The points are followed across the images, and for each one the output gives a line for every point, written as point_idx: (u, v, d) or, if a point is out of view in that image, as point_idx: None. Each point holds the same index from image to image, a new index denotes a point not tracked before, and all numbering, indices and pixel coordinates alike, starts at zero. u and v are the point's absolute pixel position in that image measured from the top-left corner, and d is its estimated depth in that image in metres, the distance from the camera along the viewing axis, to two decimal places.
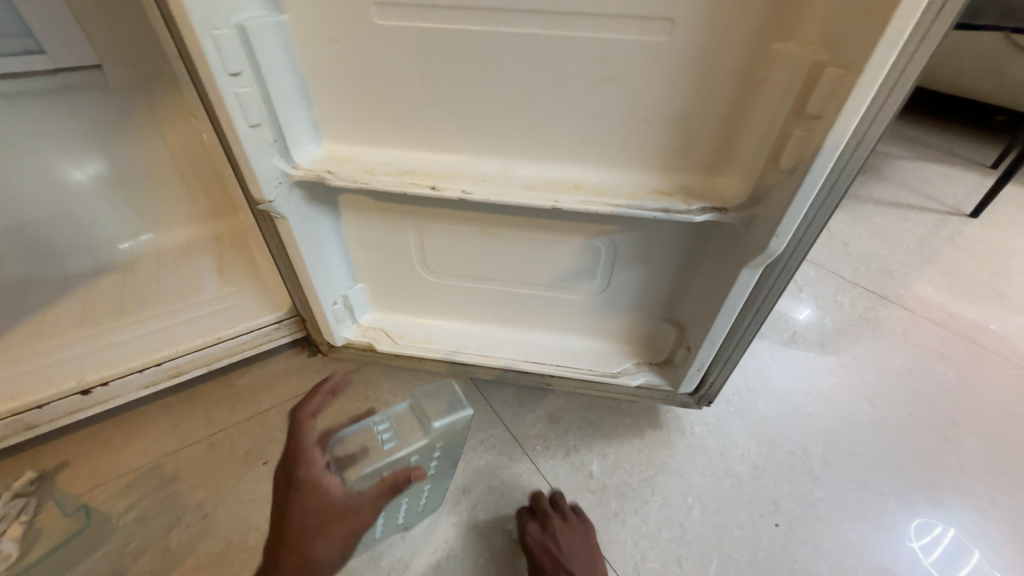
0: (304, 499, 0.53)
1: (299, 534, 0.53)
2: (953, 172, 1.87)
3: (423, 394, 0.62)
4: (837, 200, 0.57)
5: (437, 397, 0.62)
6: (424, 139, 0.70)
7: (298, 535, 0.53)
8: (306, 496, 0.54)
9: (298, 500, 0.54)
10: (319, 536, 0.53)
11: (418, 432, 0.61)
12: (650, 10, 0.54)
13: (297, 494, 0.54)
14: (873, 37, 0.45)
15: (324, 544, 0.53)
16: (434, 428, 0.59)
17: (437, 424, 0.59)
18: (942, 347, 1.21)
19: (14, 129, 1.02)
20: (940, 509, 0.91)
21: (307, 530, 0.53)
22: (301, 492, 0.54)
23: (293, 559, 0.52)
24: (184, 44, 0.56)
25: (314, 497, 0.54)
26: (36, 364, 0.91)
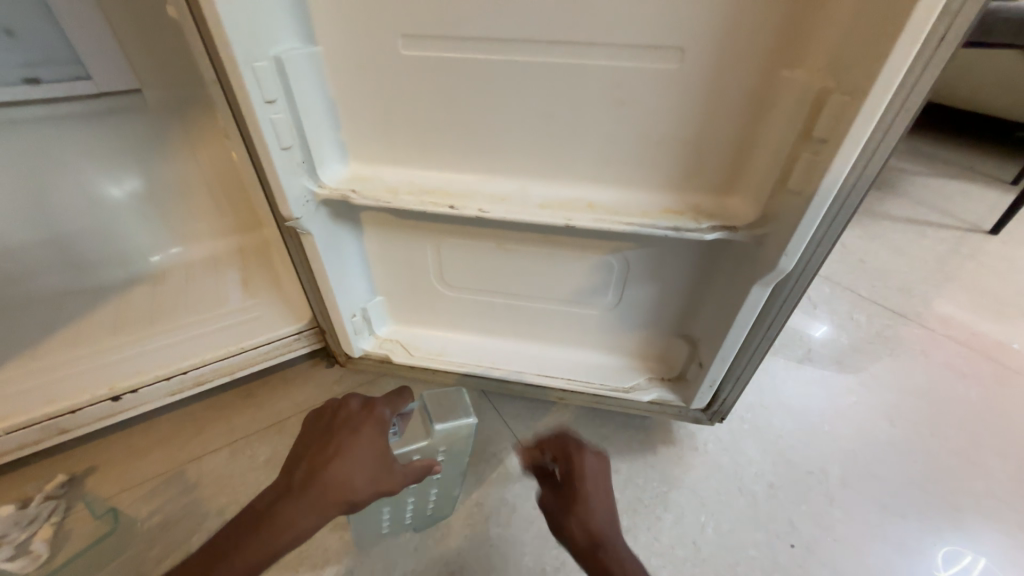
0: (371, 434, 0.58)
1: (352, 459, 0.56)
2: (973, 188, 1.84)
3: (425, 397, 0.64)
4: (846, 219, 0.58)
5: (444, 398, 0.64)
6: (444, 160, 0.73)
7: (354, 458, 0.56)
8: (372, 434, 0.58)
9: (367, 433, 0.58)
10: (364, 475, 0.55)
11: (421, 432, 0.63)
12: (661, 39, 0.57)
13: (368, 427, 0.58)
14: (875, 66, 0.47)
15: (361, 485, 0.55)
16: (437, 430, 0.62)
17: (437, 427, 0.62)
18: (964, 366, 1.18)
19: (60, 148, 1.09)
20: (964, 533, 0.89)
21: (359, 461, 0.56)
22: (370, 427, 0.58)
23: (340, 473, 0.55)
24: (224, 74, 0.61)
25: (376, 437, 0.58)
26: (71, 370, 0.95)
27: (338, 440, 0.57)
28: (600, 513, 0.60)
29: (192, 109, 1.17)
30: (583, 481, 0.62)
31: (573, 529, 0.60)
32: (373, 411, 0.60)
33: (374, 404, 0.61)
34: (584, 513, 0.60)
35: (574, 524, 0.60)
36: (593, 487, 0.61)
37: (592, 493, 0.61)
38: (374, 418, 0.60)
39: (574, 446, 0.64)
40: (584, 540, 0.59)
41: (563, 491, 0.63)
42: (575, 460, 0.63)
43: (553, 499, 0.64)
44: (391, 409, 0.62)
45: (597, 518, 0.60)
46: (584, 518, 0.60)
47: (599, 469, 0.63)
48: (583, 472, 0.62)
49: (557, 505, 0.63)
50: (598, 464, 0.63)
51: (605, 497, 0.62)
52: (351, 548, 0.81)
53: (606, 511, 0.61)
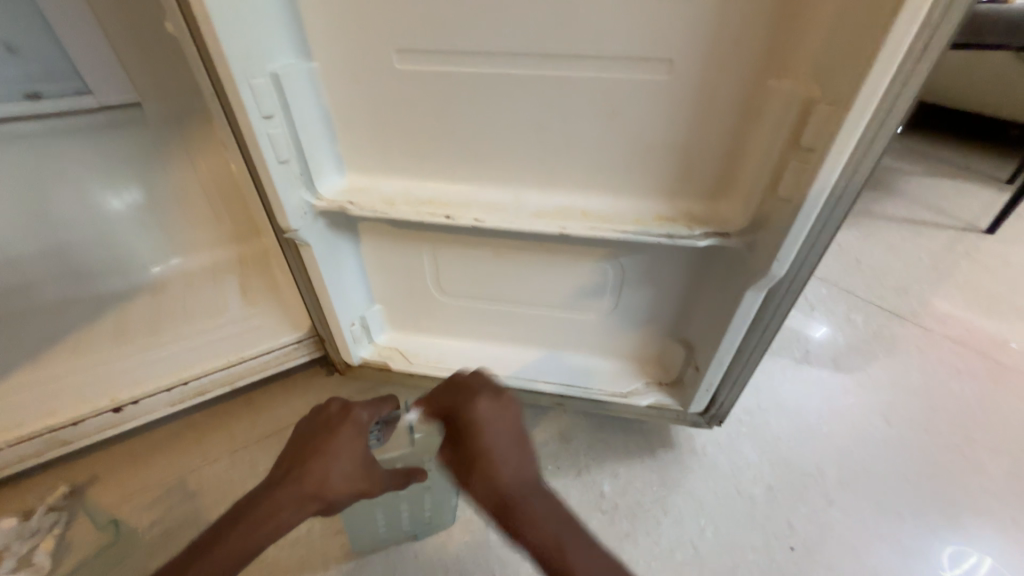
0: (349, 435, 0.61)
1: (331, 457, 0.58)
2: (967, 187, 1.85)
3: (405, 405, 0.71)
4: (835, 225, 0.59)
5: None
6: (439, 169, 0.74)
7: (333, 457, 0.58)
8: (350, 434, 0.61)
9: (345, 434, 0.60)
10: (342, 473, 0.58)
11: (403, 440, 0.74)
12: (650, 51, 0.58)
13: (347, 428, 0.61)
14: (859, 76, 0.48)
15: (338, 485, 0.57)
16: (414, 436, 0.73)
17: (417, 434, 0.73)
18: (961, 365, 1.19)
19: (60, 162, 1.10)
20: (963, 533, 0.89)
21: (338, 461, 0.58)
22: (348, 429, 0.61)
23: (317, 473, 0.57)
24: (222, 89, 0.62)
25: (354, 439, 0.61)
26: (72, 382, 0.96)
27: (318, 439, 0.59)
28: (502, 467, 0.58)
29: (190, 121, 1.18)
30: (479, 438, 0.60)
31: (478, 490, 0.58)
32: (351, 412, 0.63)
33: (353, 406, 0.64)
34: (484, 469, 0.58)
35: (477, 484, 0.58)
36: (491, 442, 0.60)
37: (490, 447, 0.59)
38: (352, 420, 0.62)
39: (469, 403, 0.63)
40: (489, 499, 0.57)
41: (462, 452, 0.61)
42: (471, 416, 0.62)
43: (457, 460, 0.62)
44: (369, 413, 0.64)
45: (498, 470, 0.58)
46: (485, 474, 0.58)
47: (496, 421, 0.61)
48: (478, 427, 0.60)
49: (459, 468, 0.61)
50: (496, 415, 0.62)
51: (506, 449, 0.60)
52: (352, 555, 0.82)
53: (507, 464, 0.59)
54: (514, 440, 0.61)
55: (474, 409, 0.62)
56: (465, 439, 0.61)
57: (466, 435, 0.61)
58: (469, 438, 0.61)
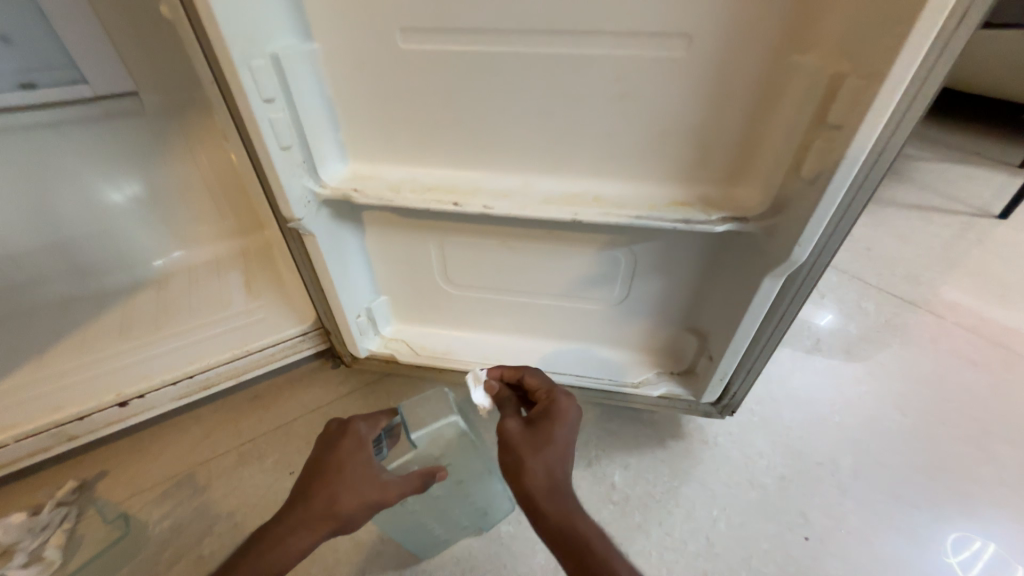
0: (351, 447, 0.60)
1: (336, 475, 0.57)
2: (979, 172, 1.82)
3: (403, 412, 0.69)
4: (860, 207, 0.56)
5: (420, 405, 0.72)
6: (446, 156, 0.72)
7: (337, 474, 0.57)
8: (352, 447, 0.60)
9: (347, 450, 0.59)
10: (349, 488, 0.56)
11: (405, 444, 0.69)
12: (668, 26, 0.56)
13: (348, 443, 0.60)
14: (894, 47, 0.46)
15: (347, 500, 0.56)
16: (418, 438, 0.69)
17: (417, 434, 0.69)
18: (974, 353, 1.17)
19: (58, 155, 1.08)
20: (977, 521, 0.88)
21: (343, 477, 0.57)
22: (350, 443, 0.60)
23: (325, 492, 0.56)
24: (220, 72, 0.59)
25: (356, 450, 0.60)
26: (78, 377, 0.95)
27: (323, 459, 0.59)
28: (569, 464, 0.59)
29: (189, 111, 1.16)
30: (562, 426, 0.61)
31: (539, 467, 0.57)
32: (349, 428, 0.62)
33: (352, 421, 0.63)
34: (555, 455, 0.58)
35: (540, 462, 0.57)
36: (567, 440, 0.61)
37: (565, 442, 0.60)
38: (352, 435, 0.61)
39: (558, 395, 0.65)
40: (546, 482, 0.56)
41: (537, 430, 0.60)
42: (560, 407, 0.63)
43: (523, 432, 0.60)
44: (369, 425, 0.64)
45: (565, 461, 0.59)
46: (552, 459, 0.58)
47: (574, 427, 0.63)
48: (564, 417, 0.62)
49: (525, 440, 0.59)
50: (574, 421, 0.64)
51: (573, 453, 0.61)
52: (363, 547, 0.81)
53: (570, 463, 0.59)
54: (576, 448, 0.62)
55: (565, 401, 0.64)
56: (542, 420, 0.62)
57: (545, 417, 0.62)
58: (551, 422, 0.61)
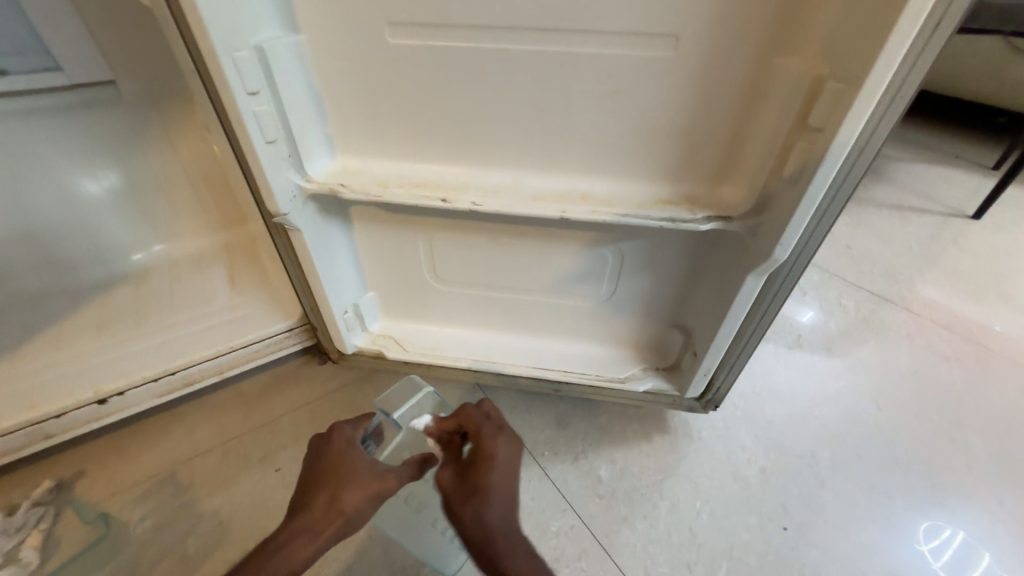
0: (342, 447, 0.60)
1: (334, 474, 0.58)
2: (955, 173, 1.87)
3: (380, 410, 0.66)
4: (839, 207, 0.58)
5: (396, 392, 0.69)
6: (435, 153, 0.72)
7: (334, 477, 0.58)
8: (343, 447, 0.60)
9: (338, 453, 0.60)
10: (348, 485, 0.57)
11: (392, 430, 0.68)
12: (655, 27, 0.56)
13: (339, 446, 0.60)
14: (871, 54, 0.47)
15: (350, 496, 0.56)
16: (400, 422, 0.67)
17: (397, 415, 0.66)
18: (947, 349, 1.21)
19: (30, 145, 1.05)
20: (949, 511, 0.92)
21: (341, 475, 0.58)
22: (339, 444, 0.61)
23: (325, 494, 0.57)
24: (203, 63, 0.58)
25: (347, 448, 0.60)
26: (54, 374, 0.93)
27: (318, 466, 0.59)
28: (501, 507, 0.57)
29: (169, 100, 1.12)
30: (492, 474, 0.58)
31: (468, 519, 0.57)
32: (337, 432, 0.62)
33: (337, 425, 0.63)
34: (483, 503, 0.57)
35: (468, 513, 0.57)
36: (499, 480, 0.59)
37: (496, 487, 0.58)
38: (341, 438, 0.61)
39: (488, 437, 0.62)
40: (478, 532, 0.56)
41: (467, 478, 0.59)
42: (487, 450, 0.60)
43: (455, 482, 0.59)
44: (353, 429, 0.63)
45: (494, 508, 0.57)
46: (481, 508, 0.57)
47: (508, 465, 0.61)
48: (491, 465, 0.59)
49: (456, 491, 0.58)
50: (508, 460, 0.61)
51: (508, 494, 0.59)
52: (350, 543, 0.81)
53: (503, 506, 0.58)
54: (513, 481, 0.60)
55: (493, 444, 0.61)
56: (472, 469, 0.60)
57: (475, 465, 0.60)
58: (479, 469, 0.59)
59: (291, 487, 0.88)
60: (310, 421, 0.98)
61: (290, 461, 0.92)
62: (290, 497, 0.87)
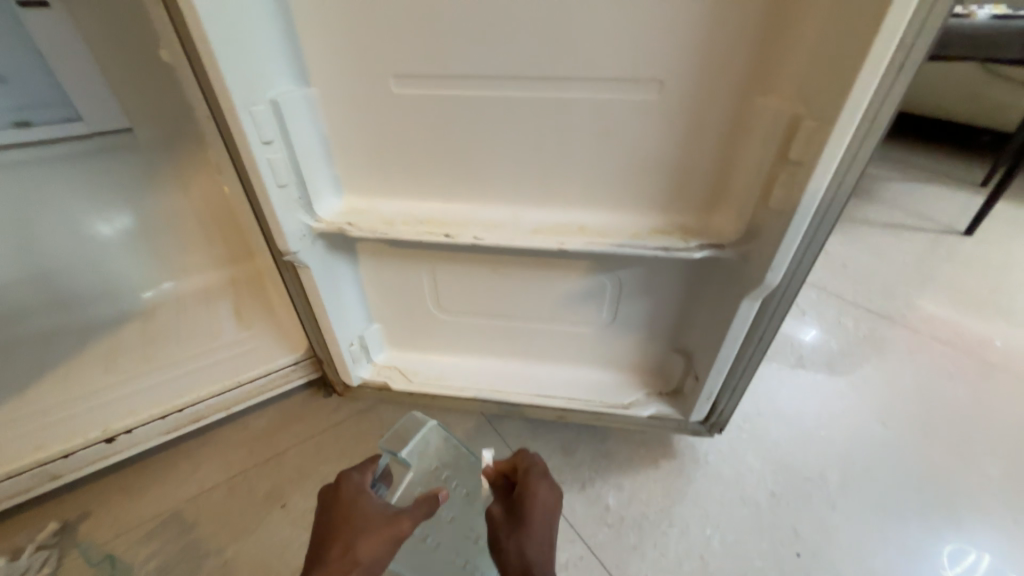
0: (351, 493, 0.61)
1: (347, 525, 0.57)
2: (943, 191, 1.92)
3: (387, 452, 0.60)
4: (825, 234, 0.60)
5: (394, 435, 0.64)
6: (437, 191, 0.75)
7: (349, 527, 0.57)
8: (352, 495, 0.61)
9: (350, 501, 0.60)
10: (361, 533, 0.56)
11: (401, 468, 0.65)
12: (639, 73, 0.61)
13: (349, 495, 0.61)
14: (840, 97, 0.51)
15: (364, 545, 0.55)
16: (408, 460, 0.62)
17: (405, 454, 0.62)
18: (950, 365, 1.21)
19: (49, 191, 1.10)
20: (964, 531, 0.90)
21: (354, 524, 0.57)
22: (349, 490, 0.61)
23: (341, 548, 0.55)
24: (221, 116, 0.62)
25: (357, 493, 0.61)
26: (62, 413, 0.94)
27: (331, 519, 0.59)
28: (540, 545, 0.61)
29: (183, 145, 1.18)
30: (536, 510, 0.63)
31: (511, 549, 0.60)
32: (346, 480, 0.62)
33: (344, 473, 0.64)
34: (527, 537, 0.61)
35: (513, 544, 0.60)
36: (541, 518, 0.64)
37: (540, 524, 0.63)
38: (350, 486, 0.62)
39: (536, 478, 0.67)
40: (520, 564, 0.59)
41: (515, 511, 0.63)
42: (531, 488, 0.66)
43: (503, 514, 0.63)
44: (362, 474, 0.64)
45: (537, 544, 0.61)
46: (525, 541, 0.60)
47: (549, 507, 0.65)
48: (536, 503, 0.64)
49: (503, 523, 0.62)
50: (548, 503, 0.66)
51: (548, 534, 0.63)
52: None
53: (544, 545, 0.62)
54: (551, 523, 0.65)
55: (536, 484, 0.66)
56: (519, 504, 0.64)
57: (523, 500, 0.65)
58: (525, 504, 0.64)
59: (298, 523, 0.88)
60: (316, 455, 0.98)
61: (296, 496, 0.91)
62: (296, 534, 0.86)
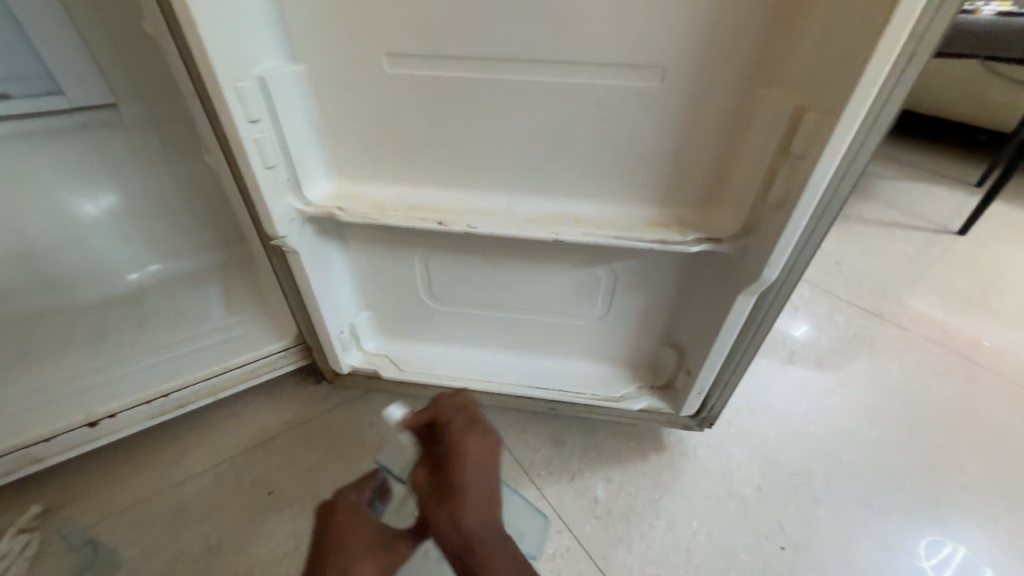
0: (348, 514, 0.57)
1: (344, 549, 0.54)
2: (939, 190, 1.92)
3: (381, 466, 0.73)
4: (824, 230, 0.60)
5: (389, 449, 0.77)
6: (431, 177, 0.74)
7: (346, 552, 0.54)
8: (349, 515, 0.57)
9: (349, 520, 0.57)
10: (360, 558, 0.53)
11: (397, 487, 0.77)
12: (642, 59, 0.59)
13: (348, 514, 0.57)
14: (847, 88, 0.49)
15: (362, 569, 0.52)
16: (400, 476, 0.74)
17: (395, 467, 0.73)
18: (938, 364, 1.22)
19: (34, 168, 1.08)
20: (945, 527, 0.92)
21: (352, 548, 0.54)
22: (345, 512, 0.57)
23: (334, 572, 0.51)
24: (206, 92, 0.60)
25: (355, 515, 0.57)
26: (44, 395, 0.92)
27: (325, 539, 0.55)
28: (475, 508, 0.54)
29: (169, 123, 1.11)
30: (461, 471, 0.55)
31: (440, 525, 0.54)
32: (342, 498, 0.58)
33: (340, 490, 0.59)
34: (455, 506, 0.54)
35: (441, 517, 0.54)
36: (470, 478, 0.55)
37: (470, 485, 0.55)
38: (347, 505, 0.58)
39: (456, 431, 0.58)
40: (454, 536, 0.53)
41: (441, 477, 0.57)
42: (452, 444, 0.57)
43: (429, 483, 0.58)
44: (361, 494, 0.60)
45: (469, 508, 0.54)
46: (452, 510, 0.54)
47: (480, 460, 0.56)
48: (461, 462, 0.56)
49: (429, 494, 0.56)
50: (479, 454, 0.57)
51: (485, 489, 0.55)
52: None
53: (481, 504, 0.54)
54: (485, 477, 0.56)
55: (459, 440, 0.57)
56: (444, 466, 0.57)
57: (446, 461, 0.57)
58: (448, 466, 0.56)
59: (284, 510, 0.87)
60: (304, 442, 0.97)
61: (284, 483, 0.91)
62: (282, 522, 0.86)
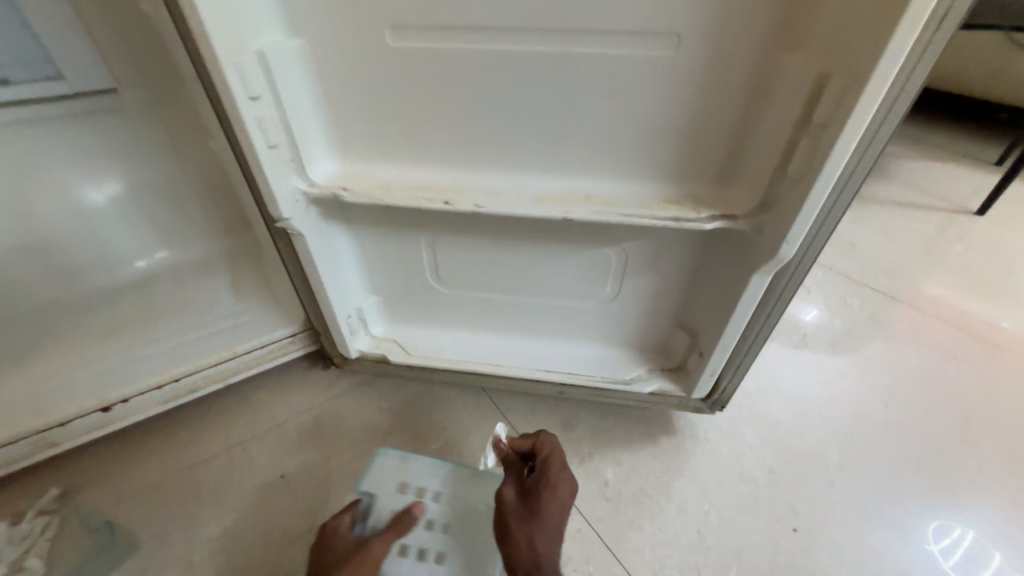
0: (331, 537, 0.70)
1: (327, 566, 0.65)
2: (957, 169, 1.87)
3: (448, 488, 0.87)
4: (846, 203, 0.57)
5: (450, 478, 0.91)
6: (436, 156, 0.72)
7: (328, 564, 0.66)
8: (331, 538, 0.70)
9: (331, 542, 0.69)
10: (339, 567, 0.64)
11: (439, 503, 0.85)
12: (657, 26, 0.56)
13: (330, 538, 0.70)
14: (878, 48, 0.46)
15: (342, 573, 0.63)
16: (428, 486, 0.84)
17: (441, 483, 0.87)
18: (955, 347, 1.20)
19: (37, 154, 1.07)
20: (959, 509, 0.91)
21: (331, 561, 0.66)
22: (328, 537, 0.70)
23: None
24: (205, 69, 0.58)
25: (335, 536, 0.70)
26: (58, 382, 0.93)
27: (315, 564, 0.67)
28: (549, 537, 0.65)
29: (172, 109, 1.10)
30: (550, 501, 0.68)
31: (521, 538, 0.64)
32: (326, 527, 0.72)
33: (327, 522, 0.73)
34: (538, 528, 0.65)
35: (524, 534, 0.64)
36: (553, 510, 0.67)
37: (551, 517, 0.67)
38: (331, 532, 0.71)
39: (553, 467, 0.72)
40: (527, 554, 0.63)
41: (529, 500, 0.69)
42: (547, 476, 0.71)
43: (516, 500, 0.69)
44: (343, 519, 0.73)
45: (546, 537, 0.65)
46: (535, 530, 0.65)
47: (564, 500, 0.70)
48: (551, 494, 0.69)
49: (517, 508, 0.68)
50: (566, 493, 0.71)
51: (557, 526, 0.67)
52: None
53: (553, 539, 0.65)
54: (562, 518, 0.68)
55: (554, 475, 0.71)
56: (534, 492, 0.69)
57: (538, 490, 0.69)
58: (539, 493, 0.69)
59: (297, 493, 0.88)
60: (314, 427, 0.97)
61: (295, 467, 0.91)
62: (295, 505, 0.86)
